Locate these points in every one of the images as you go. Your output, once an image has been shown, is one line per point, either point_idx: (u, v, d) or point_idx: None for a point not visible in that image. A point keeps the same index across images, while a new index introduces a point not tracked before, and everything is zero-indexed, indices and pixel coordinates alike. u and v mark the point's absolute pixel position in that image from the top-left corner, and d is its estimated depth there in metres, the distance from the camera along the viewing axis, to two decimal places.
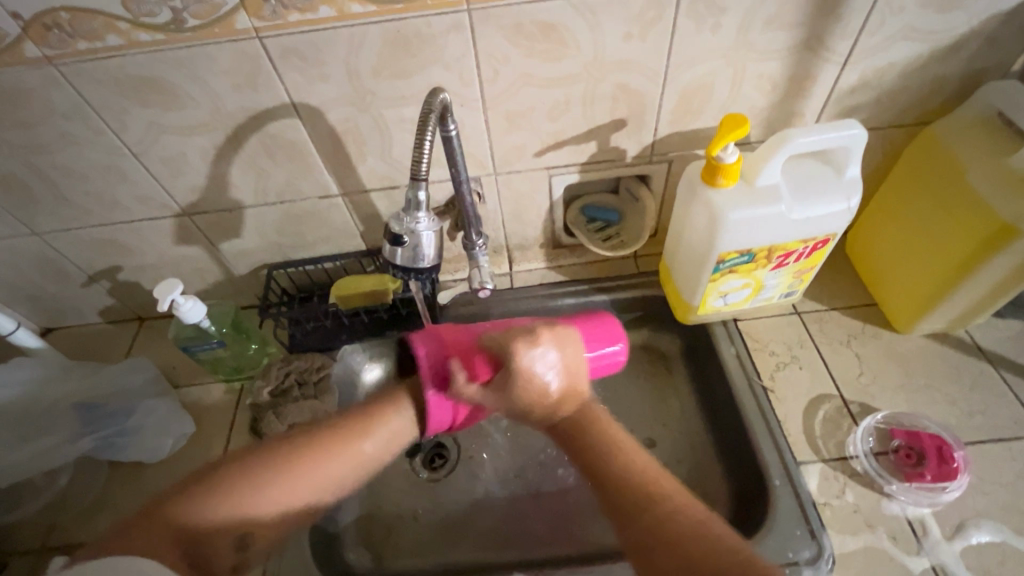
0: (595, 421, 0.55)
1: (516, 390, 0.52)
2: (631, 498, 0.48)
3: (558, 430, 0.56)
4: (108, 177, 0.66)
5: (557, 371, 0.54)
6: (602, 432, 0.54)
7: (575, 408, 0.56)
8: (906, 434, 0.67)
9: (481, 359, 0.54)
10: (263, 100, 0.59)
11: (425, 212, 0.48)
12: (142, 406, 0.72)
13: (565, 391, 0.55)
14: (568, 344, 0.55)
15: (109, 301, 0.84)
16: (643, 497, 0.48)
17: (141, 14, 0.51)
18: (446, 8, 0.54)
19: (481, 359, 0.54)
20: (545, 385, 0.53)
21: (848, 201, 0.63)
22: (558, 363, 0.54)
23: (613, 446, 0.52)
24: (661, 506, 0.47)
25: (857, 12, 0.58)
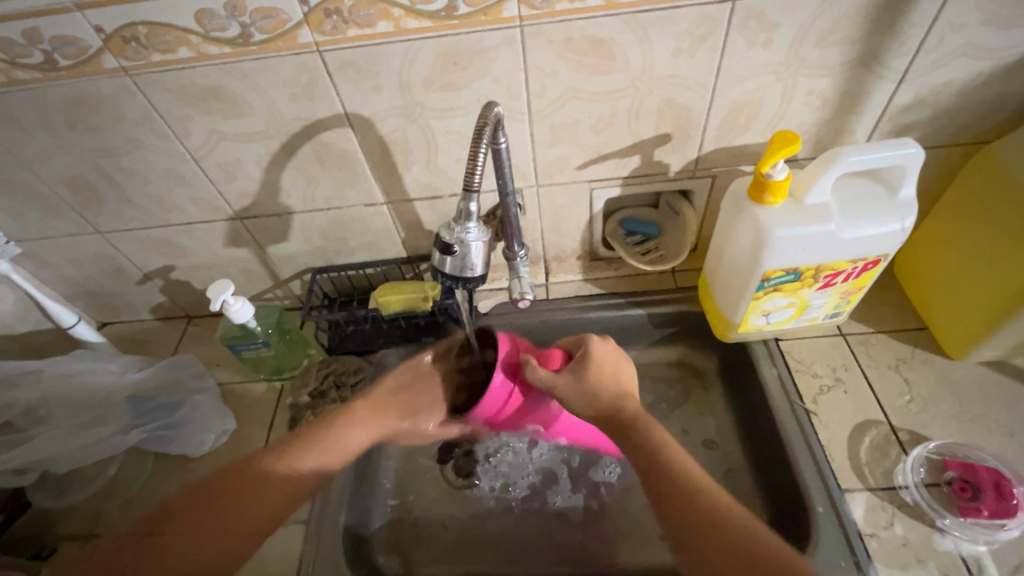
0: (634, 414, 0.58)
1: (585, 376, 0.59)
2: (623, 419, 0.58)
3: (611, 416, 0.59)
4: (170, 181, 0.70)
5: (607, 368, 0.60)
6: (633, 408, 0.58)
7: (631, 406, 0.59)
8: (961, 466, 0.64)
9: (557, 355, 0.62)
10: (317, 110, 0.62)
11: (475, 222, 0.48)
12: (189, 401, 0.75)
13: (623, 390, 0.59)
14: (622, 355, 0.63)
15: (161, 298, 0.88)
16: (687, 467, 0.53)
17: (212, 29, 0.54)
18: (498, 24, 0.55)
19: (557, 354, 0.62)
20: (603, 377, 0.59)
21: (902, 221, 0.61)
22: (608, 365, 0.61)
23: (656, 437, 0.55)
24: (723, 518, 0.48)
25: (916, 29, 0.57)
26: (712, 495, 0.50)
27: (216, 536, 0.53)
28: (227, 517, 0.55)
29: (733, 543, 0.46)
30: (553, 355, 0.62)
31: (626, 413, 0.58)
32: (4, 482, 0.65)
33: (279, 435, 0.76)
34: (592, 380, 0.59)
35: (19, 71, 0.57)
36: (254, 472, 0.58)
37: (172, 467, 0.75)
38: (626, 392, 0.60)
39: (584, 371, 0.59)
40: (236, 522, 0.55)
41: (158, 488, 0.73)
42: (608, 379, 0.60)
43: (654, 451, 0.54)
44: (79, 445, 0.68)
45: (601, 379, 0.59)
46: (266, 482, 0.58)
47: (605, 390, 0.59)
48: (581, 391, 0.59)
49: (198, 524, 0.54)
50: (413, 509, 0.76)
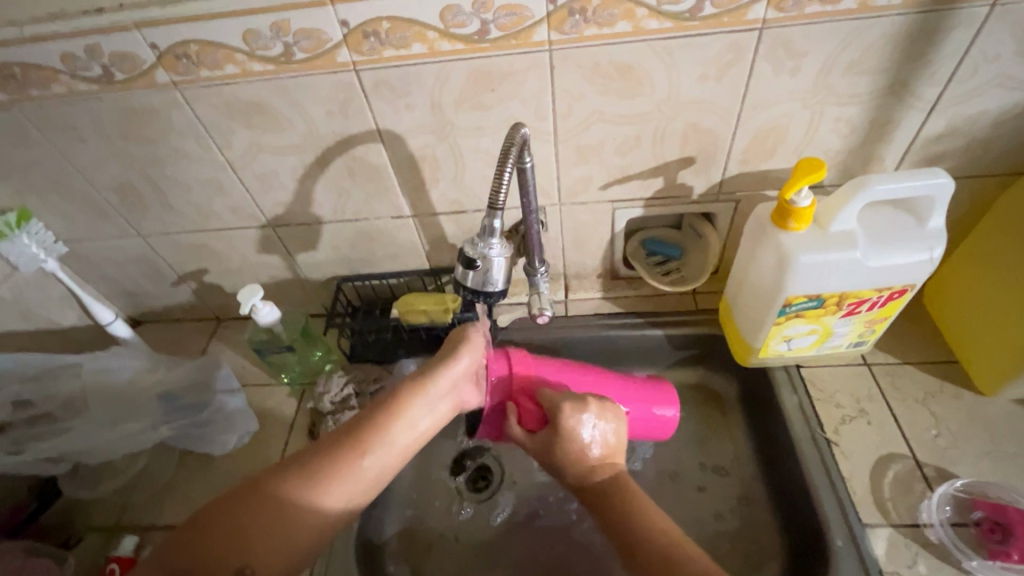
0: (610, 484, 0.56)
1: (557, 450, 0.58)
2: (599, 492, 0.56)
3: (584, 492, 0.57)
4: (210, 189, 0.73)
5: (598, 444, 0.58)
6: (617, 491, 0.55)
7: (605, 475, 0.57)
8: (990, 506, 0.62)
9: (530, 412, 0.63)
10: (351, 126, 0.64)
11: (498, 239, 0.49)
12: (214, 402, 0.77)
13: (600, 460, 0.58)
14: (616, 413, 0.59)
15: (193, 301, 0.91)
16: (663, 536, 0.49)
17: (257, 47, 0.57)
18: (529, 47, 0.56)
19: (531, 411, 0.63)
20: (588, 454, 0.57)
21: (930, 252, 0.60)
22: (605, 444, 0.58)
23: (630, 502, 0.53)
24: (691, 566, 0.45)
25: (947, 59, 0.57)
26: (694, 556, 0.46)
27: (254, 546, 0.44)
28: (277, 526, 0.45)
29: None
30: (530, 413, 0.63)
31: (599, 483, 0.56)
32: (39, 470, 0.68)
33: (298, 438, 0.77)
34: (568, 451, 0.57)
35: (79, 83, 0.61)
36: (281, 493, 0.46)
37: (195, 465, 0.77)
38: (603, 462, 0.58)
39: (556, 442, 0.58)
40: (292, 529, 0.45)
41: (180, 485, 0.75)
42: (585, 450, 0.57)
43: (628, 524, 0.51)
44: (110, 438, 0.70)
45: (578, 442, 0.57)
46: (281, 511, 0.45)
47: (580, 462, 0.57)
48: (553, 459, 0.59)
49: (240, 530, 0.44)
50: (425, 521, 0.77)
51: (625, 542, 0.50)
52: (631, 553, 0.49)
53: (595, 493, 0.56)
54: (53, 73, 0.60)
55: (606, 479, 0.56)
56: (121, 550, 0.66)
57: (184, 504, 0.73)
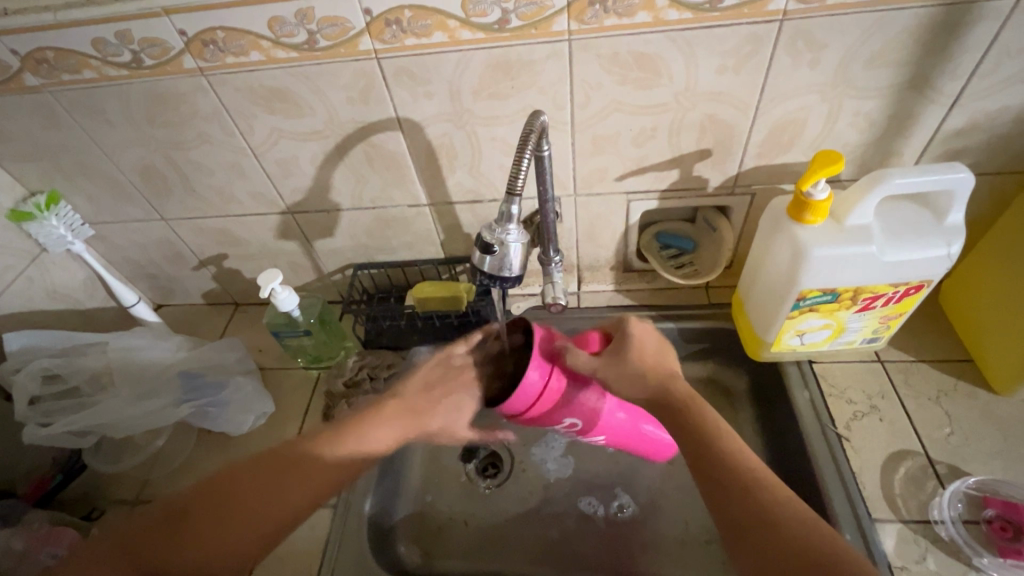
0: (685, 396, 0.58)
1: (624, 359, 0.60)
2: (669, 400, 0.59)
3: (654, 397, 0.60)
4: (232, 175, 0.74)
5: (650, 347, 0.61)
6: (694, 403, 0.58)
7: (679, 385, 0.59)
8: (1002, 504, 0.61)
9: (594, 337, 0.62)
10: (371, 114, 0.65)
11: (516, 224, 0.49)
12: (233, 381, 0.79)
13: (666, 368, 0.61)
14: (662, 340, 0.63)
15: (213, 285, 0.93)
16: (737, 457, 0.52)
17: (282, 34, 0.58)
18: (548, 37, 0.57)
19: (595, 336, 0.62)
20: (644, 356, 0.60)
21: (948, 246, 0.59)
22: (648, 345, 0.62)
23: (701, 414, 0.56)
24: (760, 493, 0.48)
25: (970, 53, 0.56)
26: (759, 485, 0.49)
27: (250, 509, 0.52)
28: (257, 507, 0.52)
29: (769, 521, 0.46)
30: (591, 339, 0.62)
31: (676, 394, 0.59)
32: (67, 442, 0.71)
33: (314, 421, 0.79)
34: (632, 358, 0.60)
35: (109, 68, 0.63)
36: (320, 449, 0.57)
37: (214, 444, 0.79)
38: (671, 371, 0.60)
39: (623, 352, 0.60)
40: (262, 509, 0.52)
41: (199, 463, 0.77)
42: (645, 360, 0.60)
43: (704, 436, 0.54)
44: (136, 413, 0.73)
45: (642, 356, 0.60)
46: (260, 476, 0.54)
47: (649, 374, 0.60)
48: (625, 372, 0.59)
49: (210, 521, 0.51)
50: (436, 505, 0.78)
51: (704, 451, 0.54)
52: (697, 454, 0.54)
53: (668, 406, 0.58)
54: (85, 58, 0.62)
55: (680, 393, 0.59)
56: None
57: (203, 481, 0.75)
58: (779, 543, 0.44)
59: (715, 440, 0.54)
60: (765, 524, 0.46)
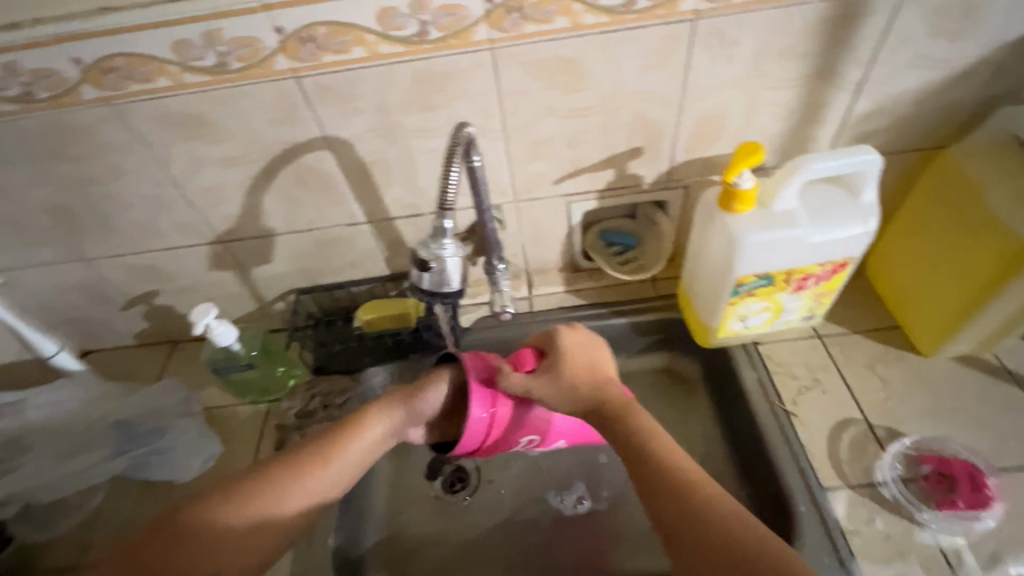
0: (623, 401, 0.56)
1: (561, 374, 0.57)
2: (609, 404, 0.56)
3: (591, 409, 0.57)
4: (152, 207, 0.70)
5: (580, 358, 0.58)
6: (637, 413, 0.55)
7: (615, 392, 0.56)
8: (937, 460, 0.66)
9: (527, 354, 0.60)
10: (296, 134, 0.63)
11: (451, 239, 0.48)
12: (173, 427, 0.74)
13: (601, 376, 0.57)
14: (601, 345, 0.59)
15: (145, 324, 0.88)
16: (674, 465, 0.49)
17: (190, 58, 0.55)
18: (469, 47, 0.57)
19: (528, 353, 0.60)
20: (576, 365, 0.57)
21: (866, 224, 0.63)
22: (583, 352, 0.58)
23: (638, 420, 0.54)
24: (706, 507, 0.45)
25: (867, 42, 0.60)
26: (713, 499, 0.46)
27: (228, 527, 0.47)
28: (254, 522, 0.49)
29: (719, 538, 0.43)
30: (523, 356, 0.59)
31: (612, 401, 0.56)
32: None
33: (266, 457, 0.75)
34: (567, 370, 0.57)
35: None
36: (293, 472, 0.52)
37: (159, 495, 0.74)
38: (606, 378, 0.57)
39: (559, 367, 0.58)
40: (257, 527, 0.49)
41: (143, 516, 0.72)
42: (579, 372, 0.57)
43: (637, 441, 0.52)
44: (64, 475, 0.68)
45: (573, 366, 0.57)
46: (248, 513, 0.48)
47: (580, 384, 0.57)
48: (561, 387, 0.57)
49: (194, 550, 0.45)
50: (404, 527, 0.76)
51: (634, 454, 0.51)
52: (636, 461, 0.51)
53: (602, 413, 0.56)
54: None
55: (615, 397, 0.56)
56: None
57: None
58: (723, 555, 0.42)
59: (657, 445, 0.51)
60: (710, 537, 0.43)
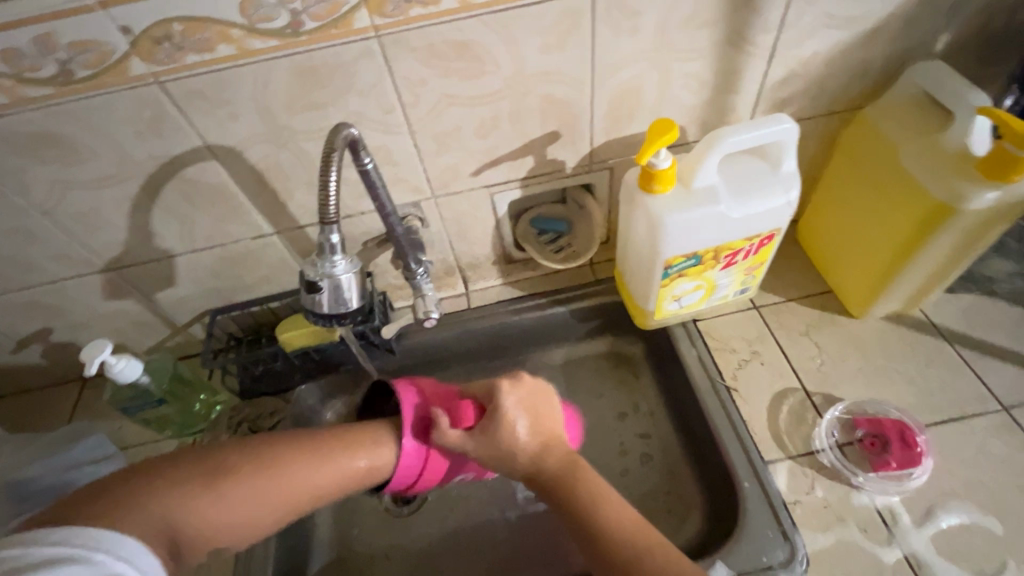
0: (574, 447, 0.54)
1: (499, 437, 0.52)
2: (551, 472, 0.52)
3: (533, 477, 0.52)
4: (22, 239, 0.62)
5: (524, 414, 0.53)
6: (583, 476, 0.51)
7: (557, 455, 0.52)
8: (869, 422, 0.66)
9: (469, 409, 0.55)
10: (172, 145, 0.56)
11: (342, 254, 0.44)
12: (80, 475, 0.68)
13: (543, 438, 0.53)
14: (542, 393, 0.55)
15: (45, 364, 0.80)
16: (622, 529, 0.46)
17: (24, 69, 0.48)
18: (352, 35, 0.51)
19: (469, 409, 0.55)
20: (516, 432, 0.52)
21: (787, 194, 0.62)
22: (527, 406, 0.53)
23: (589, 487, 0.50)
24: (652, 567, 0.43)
25: (774, 6, 0.58)
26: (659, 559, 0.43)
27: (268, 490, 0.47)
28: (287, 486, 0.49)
29: None
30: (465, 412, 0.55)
31: (553, 464, 0.52)
32: None
33: None
34: (505, 437, 0.52)
35: None
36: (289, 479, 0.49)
37: None
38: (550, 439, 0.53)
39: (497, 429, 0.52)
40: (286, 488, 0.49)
41: None
42: (523, 435, 0.52)
43: (583, 508, 0.48)
44: None
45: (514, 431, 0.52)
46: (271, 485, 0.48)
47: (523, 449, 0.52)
48: (496, 451, 0.52)
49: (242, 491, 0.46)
50: (351, 548, 0.73)
51: (581, 525, 0.48)
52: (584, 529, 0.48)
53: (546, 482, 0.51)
54: None
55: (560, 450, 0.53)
56: None
57: None
58: None
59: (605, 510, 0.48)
60: None
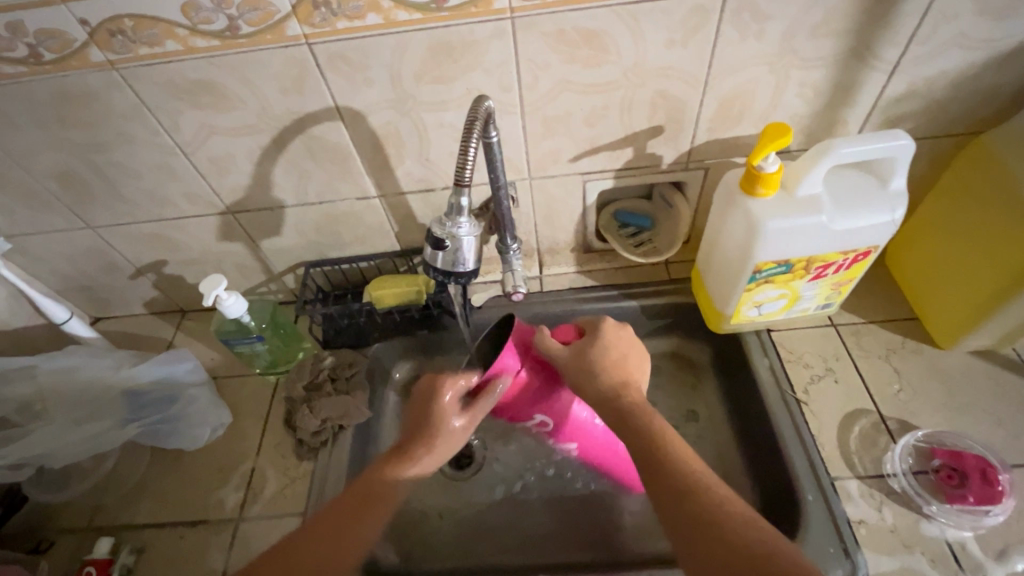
0: (634, 404, 0.54)
1: (591, 355, 0.56)
2: (622, 406, 0.54)
3: (607, 403, 0.55)
4: (162, 176, 0.69)
5: (612, 357, 0.57)
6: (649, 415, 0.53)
7: (634, 394, 0.55)
8: (948, 454, 0.65)
9: (568, 331, 0.60)
10: (308, 104, 0.61)
11: (467, 217, 0.48)
12: (184, 395, 0.76)
13: (626, 376, 0.56)
14: (641, 348, 0.59)
15: (155, 294, 0.88)
16: (691, 473, 0.47)
17: (199, 21, 0.53)
18: (489, 15, 0.54)
19: (569, 331, 0.60)
20: (607, 354, 0.57)
21: (892, 212, 0.61)
22: (618, 356, 0.57)
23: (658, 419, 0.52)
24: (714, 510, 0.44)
25: (907, 21, 0.57)
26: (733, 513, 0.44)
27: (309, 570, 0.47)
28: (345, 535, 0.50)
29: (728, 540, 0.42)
30: (567, 331, 0.60)
31: (625, 399, 0.54)
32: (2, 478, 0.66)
33: (275, 428, 0.76)
34: (597, 358, 0.56)
35: (4, 65, 0.56)
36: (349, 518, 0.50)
37: (169, 461, 0.75)
38: (629, 379, 0.56)
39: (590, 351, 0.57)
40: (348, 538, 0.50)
41: (155, 482, 0.74)
42: (608, 369, 0.56)
43: (659, 433, 0.51)
44: (73, 442, 0.68)
45: (609, 358, 0.57)
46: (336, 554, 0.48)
47: (603, 378, 0.55)
48: (584, 366, 0.56)
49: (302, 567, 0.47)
50: (409, 502, 0.77)
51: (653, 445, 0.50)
52: (652, 471, 0.48)
53: (618, 409, 0.54)
54: None
55: (657, 418, 0.52)
56: (98, 551, 0.65)
57: (159, 502, 0.72)
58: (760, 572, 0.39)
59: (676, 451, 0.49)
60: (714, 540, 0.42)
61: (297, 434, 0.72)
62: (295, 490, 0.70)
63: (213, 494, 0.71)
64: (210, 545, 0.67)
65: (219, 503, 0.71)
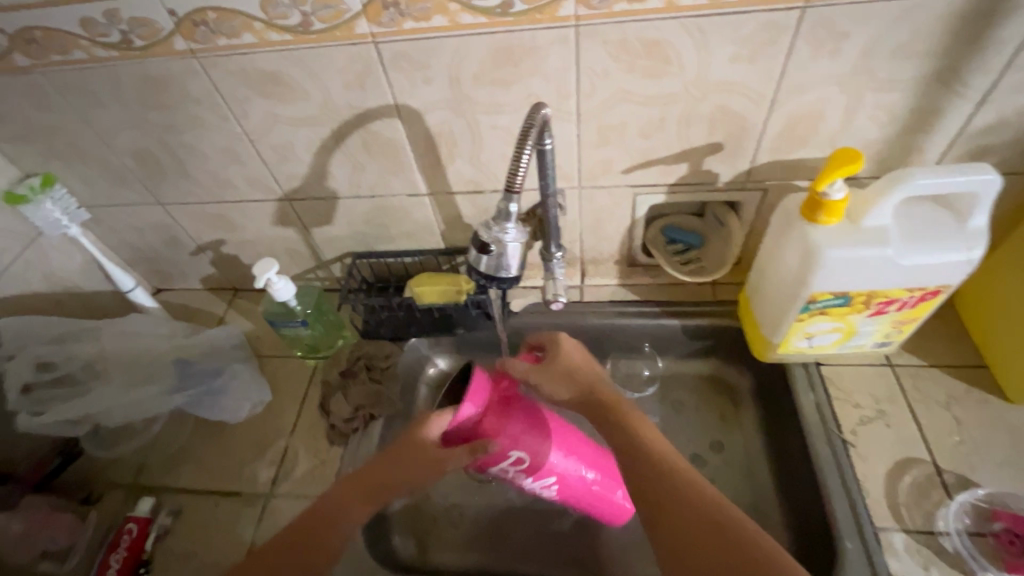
0: (611, 397, 0.57)
1: (554, 363, 0.58)
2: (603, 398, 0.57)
3: (586, 402, 0.57)
4: (227, 160, 0.73)
5: (578, 356, 0.60)
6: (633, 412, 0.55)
7: (607, 389, 0.57)
8: (1011, 517, 0.60)
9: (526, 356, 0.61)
10: (368, 100, 0.63)
11: (514, 223, 0.47)
12: (228, 369, 0.79)
13: (596, 374, 0.58)
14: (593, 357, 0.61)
15: (211, 270, 0.92)
16: (660, 448, 0.51)
17: (275, 16, 0.56)
18: (553, 22, 0.54)
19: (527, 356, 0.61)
20: (573, 358, 0.59)
21: (969, 250, 0.56)
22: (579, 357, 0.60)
23: (633, 417, 0.54)
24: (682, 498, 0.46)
25: (1003, 47, 0.53)
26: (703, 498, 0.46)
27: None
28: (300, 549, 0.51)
29: (691, 509, 0.45)
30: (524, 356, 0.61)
31: (602, 396, 0.57)
32: (60, 430, 0.70)
33: (310, 410, 0.79)
34: (562, 364, 0.58)
35: (99, 49, 0.60)
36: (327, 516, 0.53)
37: (209, 430, 0.79)
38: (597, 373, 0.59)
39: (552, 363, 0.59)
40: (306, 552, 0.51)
41: (195, 449, 0.77)
42: (577, 368, 0.59)
43: (630, 431, 0.53)
44: (127, 402, 0.72)
45: (570, 359, 0.59)
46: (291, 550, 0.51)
47: (569, 382, 0.58)
48: (561, 377, 0.58)
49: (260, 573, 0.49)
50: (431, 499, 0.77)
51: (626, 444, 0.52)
52: (630, 457, 0.51)
53: (593, 402, 0.57)
54: (73, 38, 0.60)
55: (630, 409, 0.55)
56: (139, 510, 0.70)
57: (197, 468, 0.75)
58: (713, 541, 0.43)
59: (652, 440, 0.52)
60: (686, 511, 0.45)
61: (329, 419, 0.75)
62: (323, 472, 0.72)
63: (247, 468, 0.74)
64: (239, 517, 0.70)
65: (252, 477, 0.73)
